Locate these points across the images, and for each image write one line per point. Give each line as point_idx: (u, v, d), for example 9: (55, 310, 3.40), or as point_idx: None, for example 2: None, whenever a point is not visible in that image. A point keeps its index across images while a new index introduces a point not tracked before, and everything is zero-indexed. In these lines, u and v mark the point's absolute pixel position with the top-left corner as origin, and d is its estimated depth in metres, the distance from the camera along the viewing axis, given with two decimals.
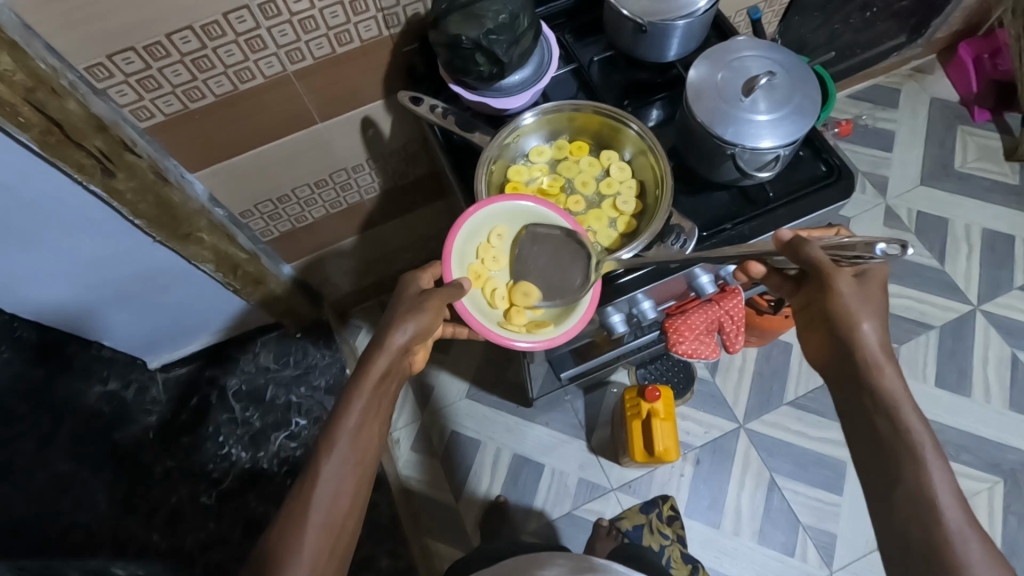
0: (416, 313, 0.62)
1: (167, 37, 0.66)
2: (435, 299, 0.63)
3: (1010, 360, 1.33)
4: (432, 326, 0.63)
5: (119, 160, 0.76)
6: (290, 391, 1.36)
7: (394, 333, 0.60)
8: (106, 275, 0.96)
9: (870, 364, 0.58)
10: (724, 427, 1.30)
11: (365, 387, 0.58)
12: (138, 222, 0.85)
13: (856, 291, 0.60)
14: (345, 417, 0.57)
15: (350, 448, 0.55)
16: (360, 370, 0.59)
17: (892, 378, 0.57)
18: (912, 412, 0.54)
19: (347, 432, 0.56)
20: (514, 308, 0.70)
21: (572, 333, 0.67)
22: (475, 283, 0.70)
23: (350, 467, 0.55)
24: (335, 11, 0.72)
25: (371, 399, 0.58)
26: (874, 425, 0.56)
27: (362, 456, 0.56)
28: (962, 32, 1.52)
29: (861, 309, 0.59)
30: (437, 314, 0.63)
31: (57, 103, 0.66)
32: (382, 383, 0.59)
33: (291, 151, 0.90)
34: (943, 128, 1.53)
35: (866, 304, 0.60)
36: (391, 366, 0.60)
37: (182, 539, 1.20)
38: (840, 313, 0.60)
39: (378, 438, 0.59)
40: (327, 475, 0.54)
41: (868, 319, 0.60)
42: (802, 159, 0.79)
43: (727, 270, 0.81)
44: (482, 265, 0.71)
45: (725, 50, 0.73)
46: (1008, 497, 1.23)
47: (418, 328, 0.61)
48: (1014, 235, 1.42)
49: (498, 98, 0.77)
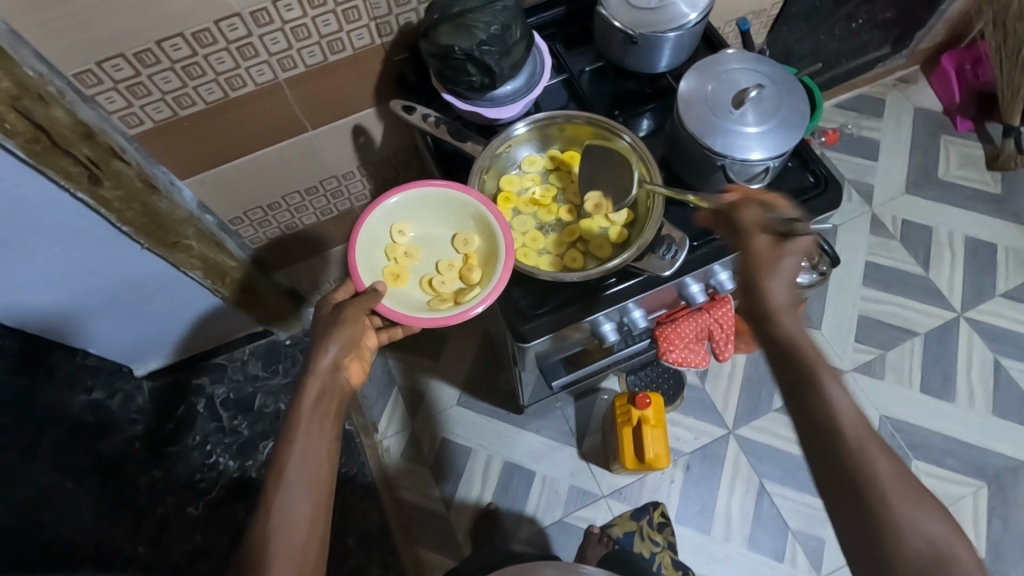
0: (335, 329, 0.64)
1: (157, 45, 0.66)
2: (352, 309, 0.65)
3: (992, 365, 1.35)
4: (358, 336, 0.65)
5: (107, 168, 0.74)
6: (279, 400, 1.33)
7: (320, 355, 0.62)
8: (88, 283, 0.93)
9: (779, 326, 0.58)
10: (714, 433, 1.31)
11: (303, 412, 0.59)
12: (126, 231, 0.82)
13: (778, 257, 0.59)
14: (290, 446, 0.57)
15: (300, 474, 0.56)
16: (297, 398, 0.60)
17: (804, 337, 0.56)
18: (831, 376, 0.54)
19: (295, 458, 0.57)
20: (441, 290, 0.73)
21: (498, 290, 0.68)
22: (396, 282, 0.73)
23: (303, 493, 0.55)
24: (327, 20, 0.72)
25: (313, 422, 0.59)
26: (815, 418, 0.53)
27: (315, 479, 0.56)
28: (945, 43, 1.55)
29: (782, 274, 0.59)
30: (359, 323, 0.65)
31: (45, 110, 0.64)
32: (319, 405, 0.61)
33: (281, 158, 0.90)
34: (926, 137, 1.56)
35: (793, 269, 0.59)
36: (325, 387, 0.62)
37: (168, 551, 1.19)
38: (763, 281, 0.59)
39: (331, 461, 0.59)
40: (281, 504, 0.54)
41: (789, 284, 0.59)
42: (790, 170, 0.80)
43: (717, 278, 0.81)
44: (397, 264, 0.74)
45: (714, 62, 0.74)
46: (992, 501, 1.25)
47: (342, 343, 0.63)
48: (996, 242, 1.45)
49: (491, 107, 0.77)
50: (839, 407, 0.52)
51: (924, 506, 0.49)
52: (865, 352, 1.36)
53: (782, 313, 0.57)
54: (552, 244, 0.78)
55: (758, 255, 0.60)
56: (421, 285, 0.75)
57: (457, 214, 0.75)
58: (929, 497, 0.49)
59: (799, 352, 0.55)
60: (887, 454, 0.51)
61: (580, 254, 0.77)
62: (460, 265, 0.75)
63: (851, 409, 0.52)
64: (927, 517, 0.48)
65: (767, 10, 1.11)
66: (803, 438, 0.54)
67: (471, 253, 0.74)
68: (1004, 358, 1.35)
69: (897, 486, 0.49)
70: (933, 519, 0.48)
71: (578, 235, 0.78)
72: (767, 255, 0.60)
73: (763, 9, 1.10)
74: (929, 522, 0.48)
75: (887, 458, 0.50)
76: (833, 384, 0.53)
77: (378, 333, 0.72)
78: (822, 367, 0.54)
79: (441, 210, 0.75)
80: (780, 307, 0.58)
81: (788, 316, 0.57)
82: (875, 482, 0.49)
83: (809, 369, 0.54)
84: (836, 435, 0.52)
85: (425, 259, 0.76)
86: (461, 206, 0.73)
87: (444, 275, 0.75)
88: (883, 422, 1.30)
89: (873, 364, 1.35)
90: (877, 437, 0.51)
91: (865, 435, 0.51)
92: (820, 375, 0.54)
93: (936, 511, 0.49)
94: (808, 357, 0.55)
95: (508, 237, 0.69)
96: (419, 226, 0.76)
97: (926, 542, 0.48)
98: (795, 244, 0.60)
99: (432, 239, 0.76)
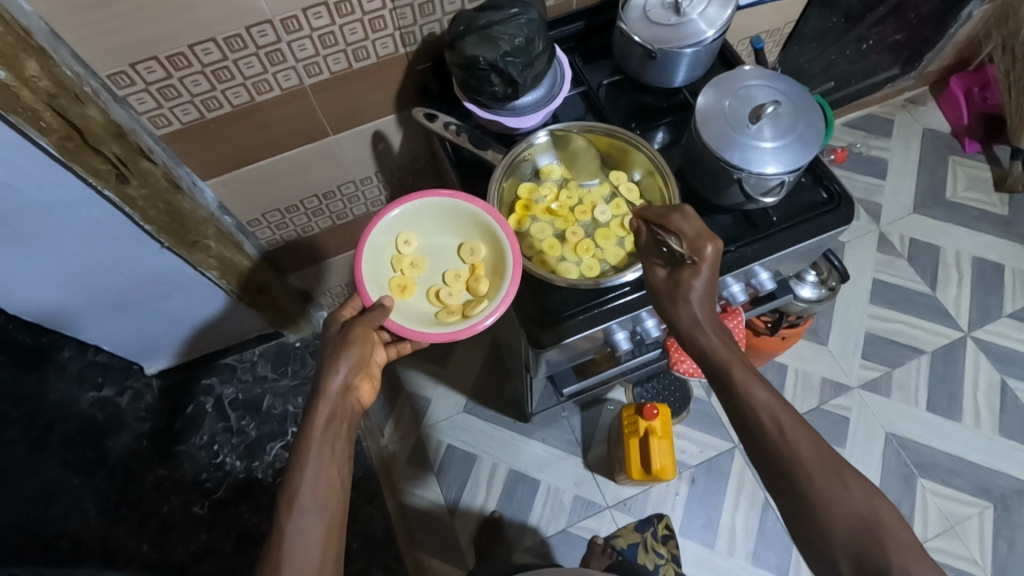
0: (346, 350, 0.63)
1: (189, 48, 0.67)
2: (360, 328, 0.65)
3: (999, 386, 1.35)
4: (367, 355, 0.65)
5: (134, 167, 0.77)
6: (288, 401, 1.34)
7: (330, 378, 0.62)
8: (107, 278, 0.95)
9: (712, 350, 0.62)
10: (719, 446, 1.31)
11: (314, 434, 0.59)
12: (148, 229, 0.86)
13: (676, 287, 0.65)
14: (301, 471, 0.57)
15: (312, 499, 0.56)
16: (307, 423, 0.60)
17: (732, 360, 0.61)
18: (756, 382, 0.58)
19: (306, 482, 0.56)
20: (448, 303, 0.74)
21: (505, 302, 0.69)
22: (403, 294, 0.74)
23: (315, 517, 0.55)
24: (354, 28, 0.73)
25: (323, 444, 0.59)
26: (751, 425, 0.57)
27: (327, 502, 0.57)
28: (954, 67, 1.57)
29: (682, 301, 0.65)
30: (368, 342, 0.65)
31: (79, 109, 0.67)
32: (330, 426, 0.60)
33: (302, 162, 0.91)
34: (934, 157, 1.57)
35: (696, 293, 0.64)
36: (336, 408, 0.61)
37: (171, 550, 1.20)
38: (667, 308, 0.66)
39: (342, 483, 0.59)
40: (295, 528, 0.54)
41: (695, 306, 0.64)
42: (804, 185, 0.81)
43: (758, 279, 0.83)
44: (403, 275, 0.75)
45: (732, 79, 0.75)
46: (998, 523, 1.24)
47: (351, 363, 0.63)
48: (1003, 263, 1.46)
49: (512, 117, 0.79)
50: (757, 402, 0.57)
51: (843, 477, 0.52)
52: (872, 369, 1.37)
53: (697, 330, 0.63)
54: (570, 252, 0.78)
55: (660, 286, 0.67)
56: (428, 295, 0.76)
57: (462, 223, 0.76)
58: (849, 467, 0.52)
59: (716, 360, 0.62)
60: (810, 436, 0.54)
61: (596, 263, 0.77)
62: (467, 275, 0.76)
63: (772, 405, 0.57)
64: (848, 487, 0.51)
65: (780, 29, 1.13)
66: (742, 441, 0.58)
67: (478, 263, 0.76)
68: (1011, 379, 1.36)
69: (819, 464, 0.52)
70: (855, 489, 0.51)
71: (594, 244, 0.78)
72: (667, 285, 0.66)
73: (776, 28, 1.12)
74: (851, 493, 0.51)
75: (808, 440, 0.54)
76: (754, 385, 0.58)
77: (387, 349, 0.72)
78: (738, 370, 0.60)
79: (445, 219, 0.76)
80: (690, 327, 0.64)
81: (702, 333, 0.63)
82: (798, 463, 0.53)
83: (728, 377, 0.60)
84: (760, 430, 0.56)
85: (431, 269, 0.77)
86: (467, 216, 0.75)
87: (451, 286, 0.76)
88: (890, 440, 1.31)
89: (880, 382, 1.36)
90: (797, 424, 0.55)
91: (787, 423, 0.55)
92: (737, 378, 0.59)
93: (858, 480, 0.51)
94: (726, 367, 0.61)
95: (515, 249, 0.71)
96: (424, 235, 0.78)
97: (852, 512, 0.50)
98: (691, 270, 0.64)
99: (437, 249, 0.78)
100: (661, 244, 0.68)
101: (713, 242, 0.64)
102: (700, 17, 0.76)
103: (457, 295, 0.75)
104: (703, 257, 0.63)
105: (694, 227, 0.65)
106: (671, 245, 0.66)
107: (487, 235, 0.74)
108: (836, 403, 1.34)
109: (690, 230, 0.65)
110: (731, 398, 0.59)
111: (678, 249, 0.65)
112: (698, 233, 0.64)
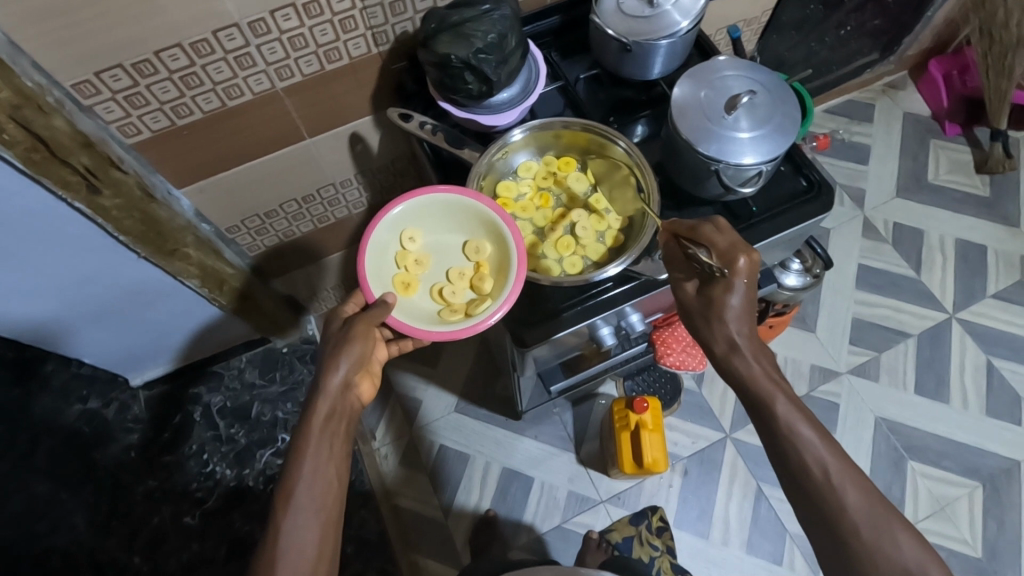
0: (347, 347, 0.63)
1: (156, 54, 0.66)
2: (362, 325, 0.64)
3: (985, 367, 1.36)
4: (368, 353, 0.64)
5: (105, 177, 0.76)
6: (277, 408, 1.33)
7: (330, 375, 0.61)
8: (85, 292, 0.94)
9: (758, 391, 0.60)
10: (711, 437, 1.32)
11: (312, 431, 0.58)
12: (122, 240, 0.84)
13: (709, 306, 0.63)
14: (298, 469, 0.56)
15: (310, 497, 0.55)
16: (306, 419, 0.59)
17: (784, 403, 0.59)
18: (803, 424, 0.58)
19: (304, 480, 0.56)
20: (452, 302, 0.73)
21: (508, 304, 0.68)
22: (405, 291, 0.73)
23: (312, 515, 0.55)
24: (325, 29, 0.73)
25: (322, 441, 0.58)
26: (800, 477, 0.57)
27: (324, 501, 0.56)
28: (932, 50, 1.57)
29: (718, 320, 0.63)
30: (370, 339, 0.65)
31: (44, 120, 0.66)
32: (329, 424, 0.60)
33: (278, 167, 0.90)
34: (916, 142, 1.58)
35: (733, 312, 0.62)
36: (336, 406, 0.61)
37: (164, 561, 1.19)
38: (701, 328, 0.65)
39: (340, 481, 0.58)
40: (292, 526, 0.54)
41: (731, 326, 0.62)
42: (783, 174, 0.81)
43: None
44: (407, 272, 0.74)
45: (706, 70, 0.75)
46: (988, 502, 1.25)
47: (352, 360, 0.62)
48: (986, 245, 1.47)
49: (487, 115, 0.78)
50: (806, 448, 0.57)
51: (893, 531, 0.53)
52: (860, 354, 1.37)
53: (736, 356, 0.62)
54: (552, 248, 0.78)
55: (691, 304, 0.65)
56: (431, 293, 0.75)
57: (467, 220, 0.75)
58: (899, 520, 0.53)
59: (757, 393, 0.60)
60: (858, 485, 0.55)
61: (578, 259, 0.77)
62: (471, 274, 0.75)
63: (821, 449, 0.56)
64: (897, 542, 0.53)
65: (758, 18, 1.13)
66: (784, 480, 0.58)
67: (483, 261, 0.75)
68: (997, 359, 1.37)
69: (868, 519, 0.53)
70: (904, 543, 0.53)
71: (575, 240, 0.78)
72: (698, 302, 0.65)
73: (754, 17, 1.12)
74: (901, 548, 0.53)
75: (857, 489, 0.55)
76: (799, 424, 0.58)
77: (389, 346, 0.72)
78: (782, 407, 0.58)
79: (451, 217, 0.75)
80: (727, 352, 0.62)
81: (739, 358, 0.62)
82: (846, 515, 0.54)
83: None
84: (808, 479, 0.56)
85: (436, 267, 0.76)
86: (473, 214, 0.74)
87: (454, 285, 0.75)
88: (879, 424, 1.31)
89: (868, 367, 1.36)
90: (847, 471, 0.55)
91: (835, 469, 0.55)
92: (783, 416, 0.58)
93: (907, 533, 0.53)
94: (768, 401, 0.59)
95: (520, 247, 0.70)
96: (430, 232, 0.77)
97: (903, 568, 0.52)
98: (723, 286, 0.62)
99: (442, 247, 0.77)
100: (692, 259, 0.66)
101: (746, 255, 0.62)
102: (674, 7, 0.76)
103: (461, 294, 0.74)
104: (736, 270, 0.61)
105: (726, 240, 0.63)
106: (701, 258, 0.64)
107: (493, 233, 0.73)
108: (825, 390, 1.35)
109: (722, 243, 0.63)
110: (773, 434, 0.59)
111: (708, 263, 0.63)
112: (731, 245, 0.63)
